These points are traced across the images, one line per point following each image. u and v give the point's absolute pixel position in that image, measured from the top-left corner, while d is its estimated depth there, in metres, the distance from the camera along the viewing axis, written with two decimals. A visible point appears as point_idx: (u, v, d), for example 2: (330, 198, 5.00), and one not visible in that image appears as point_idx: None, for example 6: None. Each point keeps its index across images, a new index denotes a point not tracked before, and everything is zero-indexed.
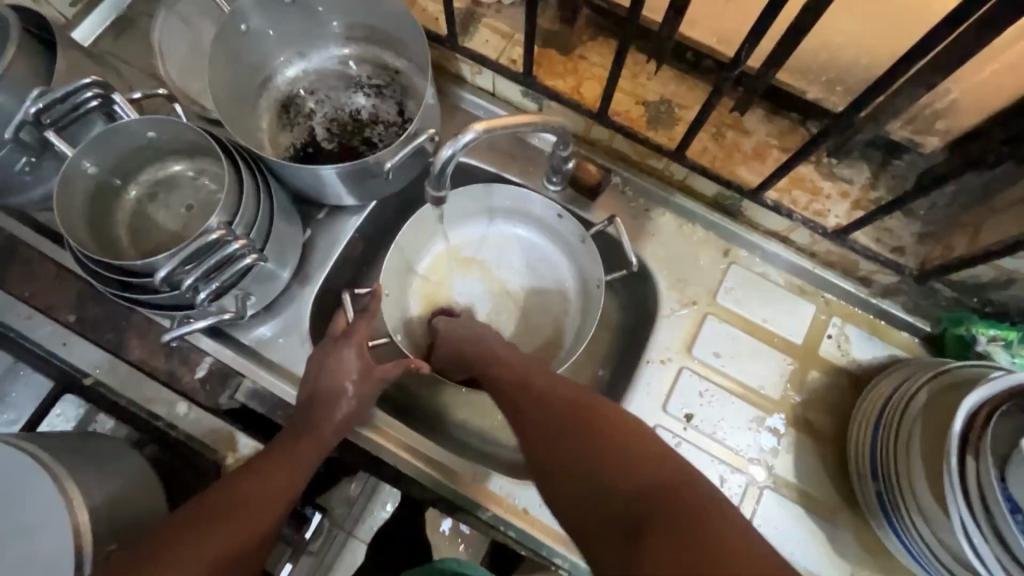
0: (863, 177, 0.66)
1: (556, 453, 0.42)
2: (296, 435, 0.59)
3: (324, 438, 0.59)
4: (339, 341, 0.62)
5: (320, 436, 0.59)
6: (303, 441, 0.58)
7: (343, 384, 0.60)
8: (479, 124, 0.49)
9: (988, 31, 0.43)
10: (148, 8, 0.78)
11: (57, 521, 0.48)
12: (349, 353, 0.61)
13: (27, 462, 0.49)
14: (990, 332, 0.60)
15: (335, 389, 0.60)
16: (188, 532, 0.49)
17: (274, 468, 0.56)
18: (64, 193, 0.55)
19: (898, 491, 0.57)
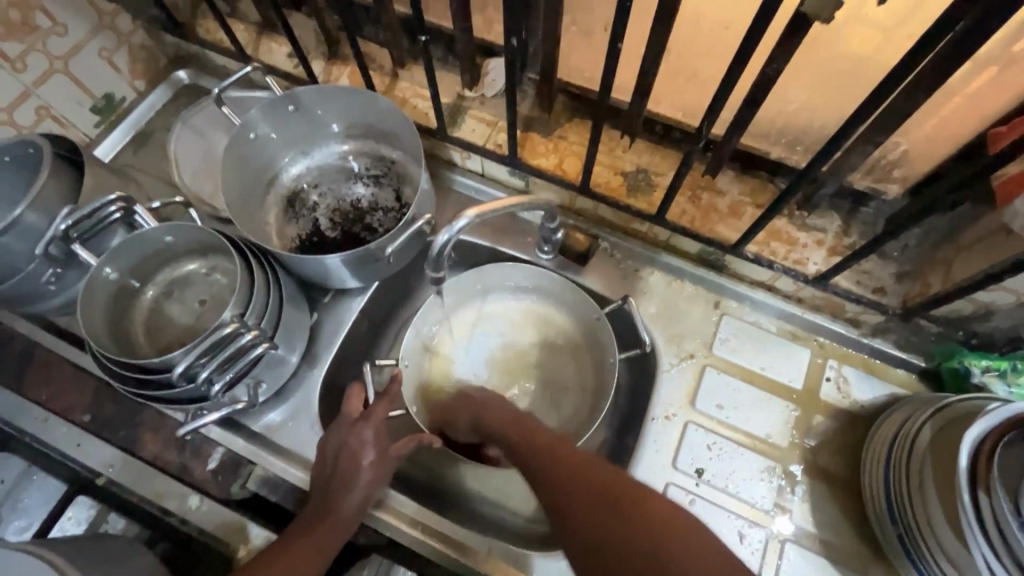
0: (835, 225, 0.70)
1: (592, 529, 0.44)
2: (314, 519, 0.59)
3: (342, 520, 0.59)
4: (356, 416, 0.64)
5: (334, 522, 0.59)
6: (320, 525, 0.59)
7: (359, 463, 0.61)
8: (471, 209, 0.53)
9: (917, 99, 0.47)
10: (166, 123, 0.86)
11: None
12: (364, 432, 0.63)
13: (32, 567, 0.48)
14: (983, 363, 0.62)
15: (351, 469, 0.60)
16: None
17: (288, 557, 0.56)
18: (88, 299, 0.58)
19: (919, 533, 0.56)
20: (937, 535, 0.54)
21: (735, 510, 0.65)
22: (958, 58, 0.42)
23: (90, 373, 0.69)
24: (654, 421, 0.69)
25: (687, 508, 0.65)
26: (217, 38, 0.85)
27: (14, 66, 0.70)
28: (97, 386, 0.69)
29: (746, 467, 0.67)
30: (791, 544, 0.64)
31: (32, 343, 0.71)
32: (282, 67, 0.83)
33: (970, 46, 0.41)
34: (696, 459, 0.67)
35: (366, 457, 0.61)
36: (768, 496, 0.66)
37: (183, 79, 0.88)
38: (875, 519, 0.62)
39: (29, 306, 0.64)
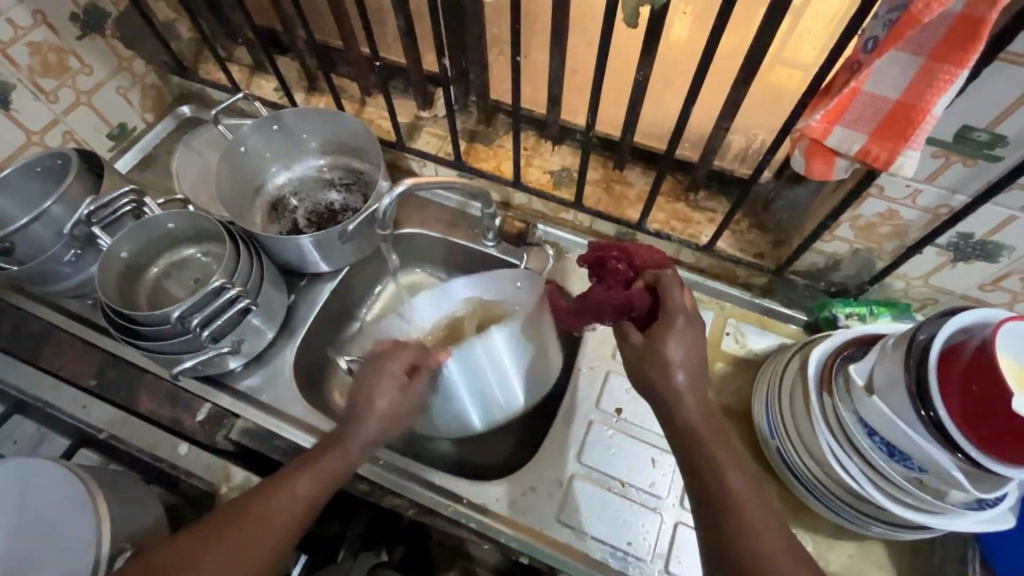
0: (723, 206, 0.85)
1: (728, 517, 0.51)
2: (326, 444, 0.64)
3: (354, 444, 0.64)
4: (376, 373, 0.69)
5: (347, 449, 0.63)
6: (326, 450, 0.63)
7: (375, 402, 0.67)
8: (409, 180, 0.71)
9: (740, 89, 0.63)
10: (169, 148, 1.02)
11: (85, 522, 0.59)
12: (389, 386, 0.68)
13: (70, 477, 0.61)
14: (846, 311, 0.76)
15: (373, 411, 0.66)
16: (236, 526, 0.56)
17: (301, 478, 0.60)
18: (104, 272, 0.71)
19: (790, 441, 0.68)
20: (803, 440, 0.67)
21: (651, 442, 0.75)
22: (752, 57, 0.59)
23: (96, 346, 0.80)
24: (581, 371, 0.80)
25: (607, 440, 0.75)
26: (215, 78, 1.02)
27: (48, 98, 0.86)
28: (101, 357, 0.80)
29: None
30: None
31: (45, 326, 0.82)
32: (269, 99, 1.00)
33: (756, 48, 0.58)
34: (616, 400, 0.78)
35: (394, 406, 0.67)
36: None
37: (185, 113, 1.05)
38: (762, 438, 0.74)
39: (49, 286, 0.75)
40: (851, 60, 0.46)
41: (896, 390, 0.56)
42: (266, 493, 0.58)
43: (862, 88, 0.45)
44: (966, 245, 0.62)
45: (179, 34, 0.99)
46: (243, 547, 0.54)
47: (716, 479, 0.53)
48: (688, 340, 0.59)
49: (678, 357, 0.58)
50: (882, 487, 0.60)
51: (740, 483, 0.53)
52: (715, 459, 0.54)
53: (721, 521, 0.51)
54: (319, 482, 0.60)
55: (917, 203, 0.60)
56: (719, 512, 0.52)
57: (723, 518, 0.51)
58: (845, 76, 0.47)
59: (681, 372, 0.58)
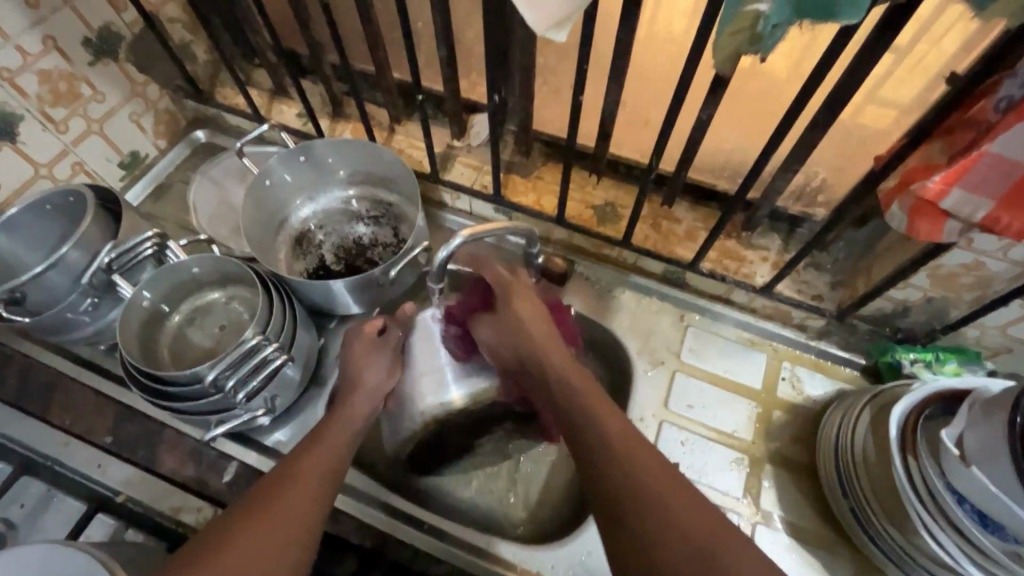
0: (776, 243, 0.81)
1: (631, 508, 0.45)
2: (330, 424, 0.62)
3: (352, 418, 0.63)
4: (361, 344, 0.69)
5: (347, 429, 0.62)
6: (334, 423, 0.62)
7: (365, 373, 0.68)
8: (465, 231, 0.64)
9: (817, 134, 0.60)
10: (184, 177, 0.96)
11: None
12: (378, 359, 0.70)
13: (87, 562, 0.55)
14: (911, 355, 0.73)
15: (363, 384, 0.67)
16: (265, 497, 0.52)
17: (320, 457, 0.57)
18: (125, 322, 0.66)
19: (867, 504, 0.64)
20: (883, 503, 0.63)
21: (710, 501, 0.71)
22: (838, 103, 0.55)
23: (112, 399, 0.74)
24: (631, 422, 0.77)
25: None
26: (233, 102, 0.96)
27: (57, 128, 0.80)
28: (117, 411, 0.74)
29: (717, 459, 0.74)
30: (759, 526, 0.70)
31: (55, 374, 0.76)
32: (293, 126, 0.94)
33: (845, 94, 0.54)
34: (671, 454, 0.74)
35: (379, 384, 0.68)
36: (736, 484, 0.73)
37: (200, 138, 0.99)
38: (832, 499, 0.70)
39: (63, 336, 0.70)
40: (976, 118, 0.43)
41: (996, 458, 0.52)
42: (294, 472, 0.55)
43: (990, 150, 0.41)
44: None
45: (195, 55, 0.93)
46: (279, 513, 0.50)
47: (613, 463, 0.48)
48: (535, 317, 0.65)
49: (555, 355, 0.61)
50: (979, 562, 0.56)
51: (646, 461, 0.48)
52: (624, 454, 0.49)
53: (634, 515, 0.45)
54: (334, 463, 0.57)
55: (1008, 256, 0.57)
56: (622, 502, 0.46)
57: (628, 512, 0.45)
58: (973, 137, 0.43)
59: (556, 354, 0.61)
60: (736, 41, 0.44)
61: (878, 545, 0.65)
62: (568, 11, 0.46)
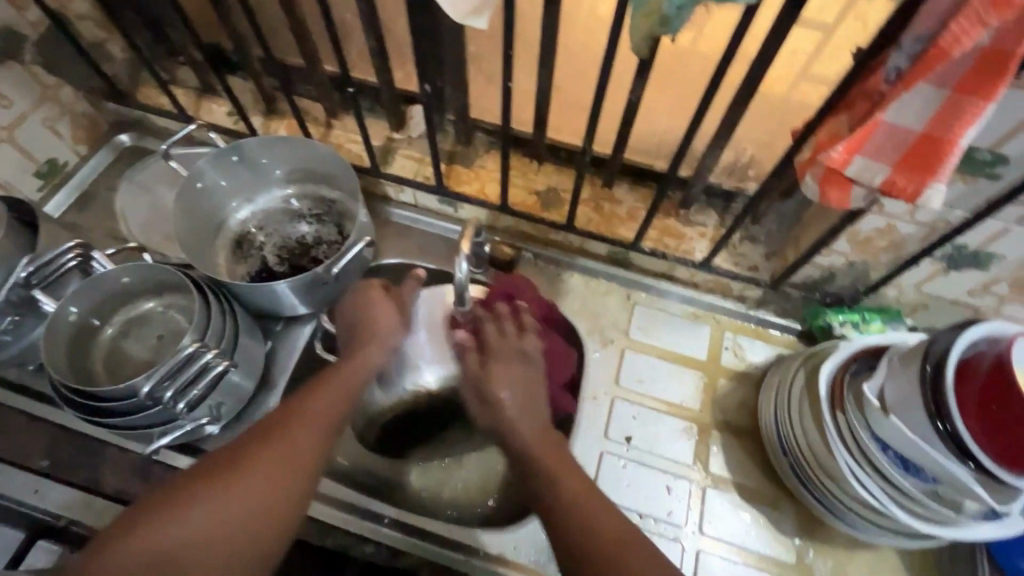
0: (712, 219, 0.84)
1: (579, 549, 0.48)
2: (339, 370, 0.59)
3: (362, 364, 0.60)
4: (371, 291, 0.66)
5: (353, 374, 0.59)
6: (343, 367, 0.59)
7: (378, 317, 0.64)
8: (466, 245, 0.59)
9: (736, 112, 0.62)
10: (110, 183, 0.92)
11: None
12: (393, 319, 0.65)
13: None
14: (840, 317, 0.77)
15: (376, 331, 0.63)
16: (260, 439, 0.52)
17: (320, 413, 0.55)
18: (51, 339, 0.63)
19: (805, 459, 0.68)
20: (817, 457, 0.67)
21: (663, 469, 0.75)
22: (752, 80, 0.58)
23: (45, 421, 0.71)
24: (585, 401, 0.78)
25: (621, 472, 0.74)
26: (158, 103, 0.92)
27: None
28: (52, 433, 0.70)
29: (667, 430, 0.77)
30: (709, 490, 0.74)
31: None
32: (224, 125, 0.91)
33: (758, 72, 0.56)
34: (624, 428, 0.77)
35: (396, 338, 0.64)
36: (686, 451, 0.76)
37: (124, 142, 0.95)
38: (773, 456, 0.74)
39: None
40: (870, 89, 0.46)
41: (911, 406, 0.56)
42: (292, 414, 0.54)
43: (882, 119, 0.44)
44: (959, 255, 0.64)
45: (111, 55, 0.89)
46: (274, 456, 0.51)
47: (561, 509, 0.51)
48: (519, 378, 0.60)
49: (511, 399, 0.58)
50: (902, 503, 0.60)
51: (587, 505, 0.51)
52: (556, 477, 0.53)
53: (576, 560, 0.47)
54: (335, 414, 0.56)
55: (915, 218, 0.61)
56: (576, 535, 0.49)
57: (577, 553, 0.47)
58: (868, 106, 0.46)
59: (506, 392, 0.58)
60: (646, 24, 0.45)
61: (817, 497, 0.69)
62: None
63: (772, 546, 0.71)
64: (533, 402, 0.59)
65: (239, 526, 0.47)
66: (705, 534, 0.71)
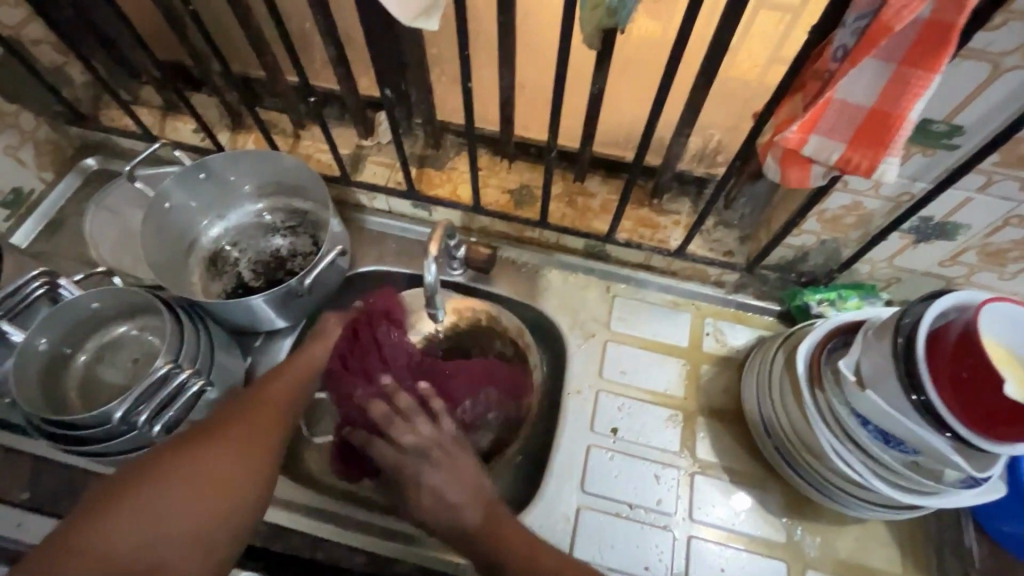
0: (685, 207, 0.84)
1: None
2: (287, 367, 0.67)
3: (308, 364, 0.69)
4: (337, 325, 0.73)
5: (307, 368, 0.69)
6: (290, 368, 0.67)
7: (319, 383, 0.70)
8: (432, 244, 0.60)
9: (698, 96, 0.62)
10: (78, 208, 0.91)
11: None
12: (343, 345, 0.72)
13: None
14: (817, 296, 0.77)
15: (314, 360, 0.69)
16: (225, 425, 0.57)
17: (252, 434, 0.58)
18: (20, 370, 0.62)
19: (788, 438, 0.69)
20: (799, 436, 0.67)
21: (651, 458, 0.75)
22: (712, 65, 0.58)
23: (24, 453, 0.70)
24: (571, 396, 0.78)
25: (609, 464, 0.74)
26: (123, 125, 0.91)
27: None
28: (33, 463, 0.69)
29: (653, 419, 0.77)
30: (698, 475, 0.74)
31: None
32: (190, 142, 0.90)
33: (716, 57, 0.57)
34: (610, 420, 0.77)
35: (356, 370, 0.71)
36: (673, 439, 0.76)
37: (92, 166, 0.94)
38: (758, 437, 0.74)
39: None
40: (820, 68, 0.46)
41: (887, 378, 0.56)
42: (253, 402, 0.61)
43: (834, 97, 0.44)
44: (926, 227, 0.64)
45: (71, 78, 0.87)
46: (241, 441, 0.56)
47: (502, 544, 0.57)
48: (447, 468, 0.61)
49: (449, 490, 0.60)
50: (883, 475, 0.61)
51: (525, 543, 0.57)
52: (471, 511, 0.59)
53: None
54: (288, 401, 0.64)
55: (880, 193, 0.61)
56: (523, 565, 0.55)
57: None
58: (819, 86, 0.47)
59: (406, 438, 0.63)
60: (595, 15, 0.45)
61: (802, 475, 0.69)
62: None
63: (763, 528, 0.71)
64: (482, 491, 0.61)
65: (210, 500, 0.51)
66: (696, 521, 0.72)
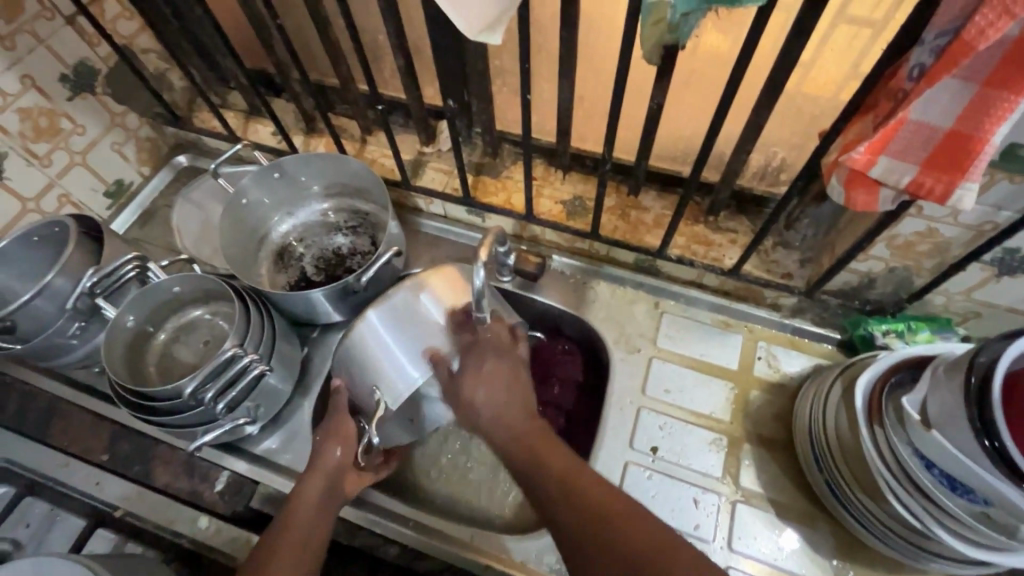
0: (743, 225, 0.82)
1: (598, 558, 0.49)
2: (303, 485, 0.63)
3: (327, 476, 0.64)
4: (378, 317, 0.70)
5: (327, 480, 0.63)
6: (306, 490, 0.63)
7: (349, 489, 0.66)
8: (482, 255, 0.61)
9: (762, 113, 0.61)
10: (168, 200, 1.00)
11: None
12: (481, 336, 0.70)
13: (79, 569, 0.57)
14: (883, 327, 0.73)
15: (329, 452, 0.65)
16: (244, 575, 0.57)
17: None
18: (110, 343, 0.69)
19: (841, 476, 0.65)
20: (854, 474, 0.64)
21: (691, 481, 0.73)
22: (778, 82, 0.56)
23: (107, 418, 0.77)
24: (612, 410, 0.78)
25: (646, 483, 0.73)
26: (211, 126, 0.99)
27: (42, 162, 0.83)
28: (113, 429, 0.77)
29: (695, 441, 0.75)
30: (740, 504, 0.71)
31: (54, 399, 0.79)
32: (268, 144, 0.97)
33: (783, 75, 0.55)
34: (650, 439, 0.76)
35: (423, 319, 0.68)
36: (715, 464, 0.74)
37: (182, 163, 1.03)
38: (808, 471, 0.71)
39: (54, 360, 0.73)
40: (894, 87, 0.45)
41: (955, 420, 0.52)
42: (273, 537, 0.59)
43: (908, 117, 0.42)
44: (1013, 260, 0.59)
45: (171, 83, 0.96)
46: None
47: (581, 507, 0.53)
48: (495, 379, 0.62)
49: (488, 399, 0.61)
50: (946, 524, 0.56)
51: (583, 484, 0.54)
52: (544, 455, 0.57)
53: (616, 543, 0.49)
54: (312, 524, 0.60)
55: (958, 221, 0.57)
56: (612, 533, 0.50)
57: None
58: (891, 105, 0.45)
59: (482, 388, 0.61)
60: (656, 31, 0.45)
61: (854, 516, 0.66)
62: (496, 11, 0.48)
63: (808, 567, 0.68)
64: (524, 404, 0.61)
65: None
66: (735, 551, 0.69)
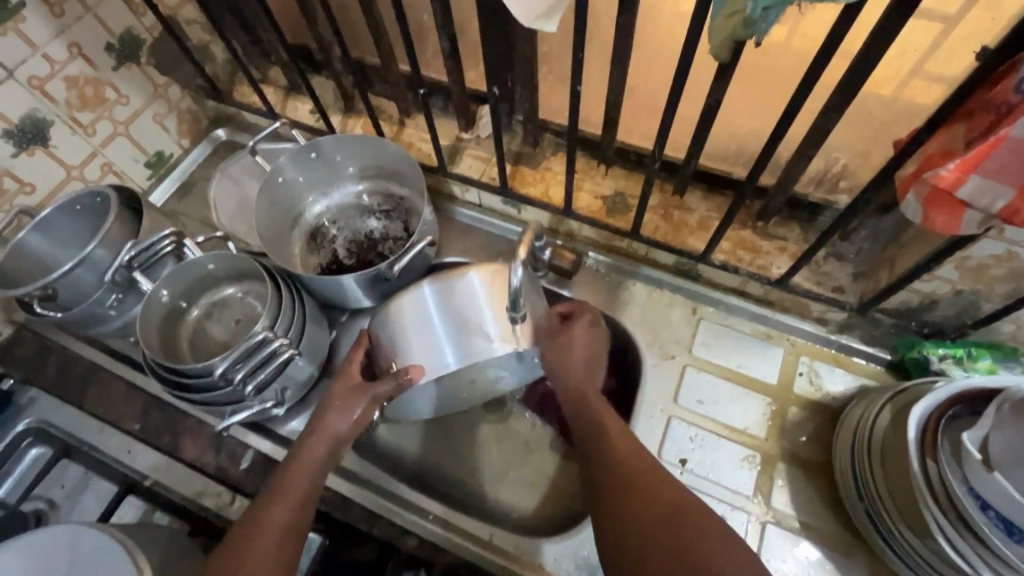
0: (794, 233, 0.78)
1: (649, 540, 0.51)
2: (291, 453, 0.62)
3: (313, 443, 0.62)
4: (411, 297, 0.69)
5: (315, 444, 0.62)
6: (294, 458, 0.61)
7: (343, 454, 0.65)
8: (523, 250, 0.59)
9: (830, 117, 0.56)
10: (206, 174, 1.00)
11: None
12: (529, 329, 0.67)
13: (106, 537, 0.58)
14: (940, 351, 0.68)
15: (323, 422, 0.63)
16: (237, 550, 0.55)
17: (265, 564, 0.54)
18: (145, 316, 0.69)
19: (884, 507, 0.62)
20: (899, 507, 0.60)
21: (720, 497, 0.70)
22: (853, 85, 0.52)
23: (140, 389, 0.79)
24: (642, 417, 0.75)
25: None
26: (251, 101, 0.99)
27: (86, 131, 0.84)
28: (146, 399, 0.78)
29: (727, 455, 0.73)
30: (770, 524, 0.69)
31: (91, 366, 0.81)
32: (306, 122, 0.96)
33: (860, 78, 0.51)
34: (679, 450, 0.73)
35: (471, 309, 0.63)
36: (747, 481, 0.71)
37: (221, 137, 1.03)
38: (847, 497, 0.67)
39: (92, 330, 0.74)
40: (996, 100, 0.40)
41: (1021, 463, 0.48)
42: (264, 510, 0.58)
43: (1010, 134, 0.38)
44: None
45: (214, 56, 0.96)
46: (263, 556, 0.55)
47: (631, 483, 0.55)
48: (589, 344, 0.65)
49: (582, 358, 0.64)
50: (998, 569, 0.53)
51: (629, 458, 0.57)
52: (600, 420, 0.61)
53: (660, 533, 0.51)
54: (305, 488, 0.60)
55: None
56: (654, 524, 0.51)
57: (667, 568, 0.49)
58: (991, 120, 0.41)
59: (577, 347, 0.64)
60: (728, 25, 0.42)
61: (895, 550, 0.62)
62: None
63: None
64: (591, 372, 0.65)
65: None
66: None
